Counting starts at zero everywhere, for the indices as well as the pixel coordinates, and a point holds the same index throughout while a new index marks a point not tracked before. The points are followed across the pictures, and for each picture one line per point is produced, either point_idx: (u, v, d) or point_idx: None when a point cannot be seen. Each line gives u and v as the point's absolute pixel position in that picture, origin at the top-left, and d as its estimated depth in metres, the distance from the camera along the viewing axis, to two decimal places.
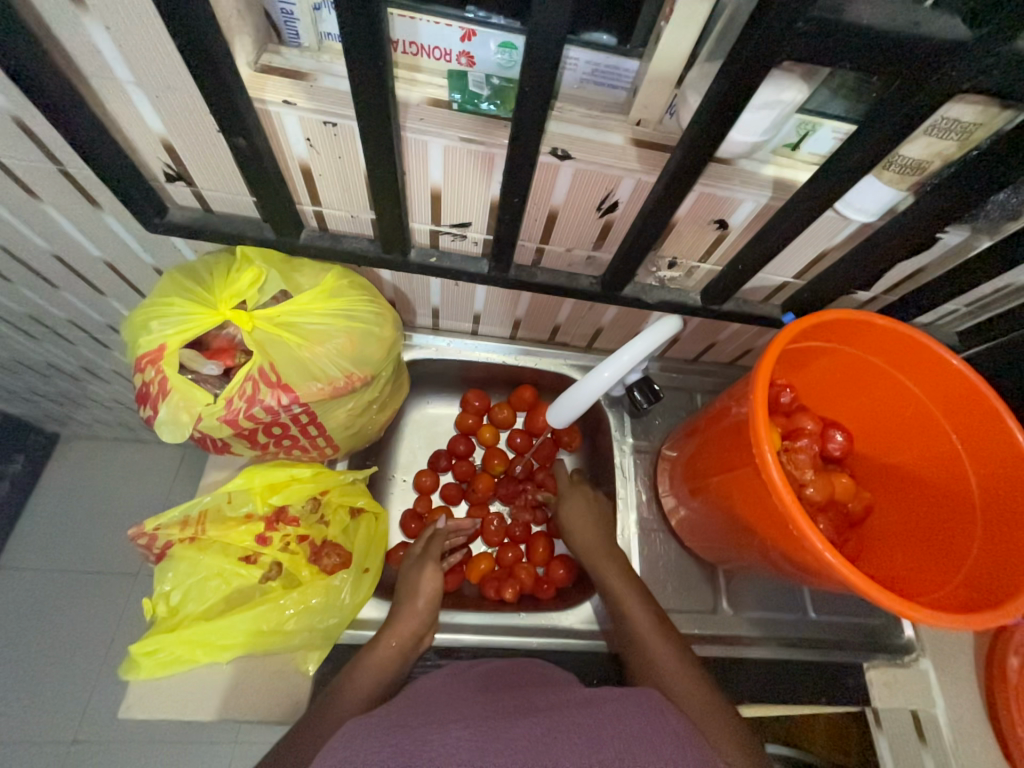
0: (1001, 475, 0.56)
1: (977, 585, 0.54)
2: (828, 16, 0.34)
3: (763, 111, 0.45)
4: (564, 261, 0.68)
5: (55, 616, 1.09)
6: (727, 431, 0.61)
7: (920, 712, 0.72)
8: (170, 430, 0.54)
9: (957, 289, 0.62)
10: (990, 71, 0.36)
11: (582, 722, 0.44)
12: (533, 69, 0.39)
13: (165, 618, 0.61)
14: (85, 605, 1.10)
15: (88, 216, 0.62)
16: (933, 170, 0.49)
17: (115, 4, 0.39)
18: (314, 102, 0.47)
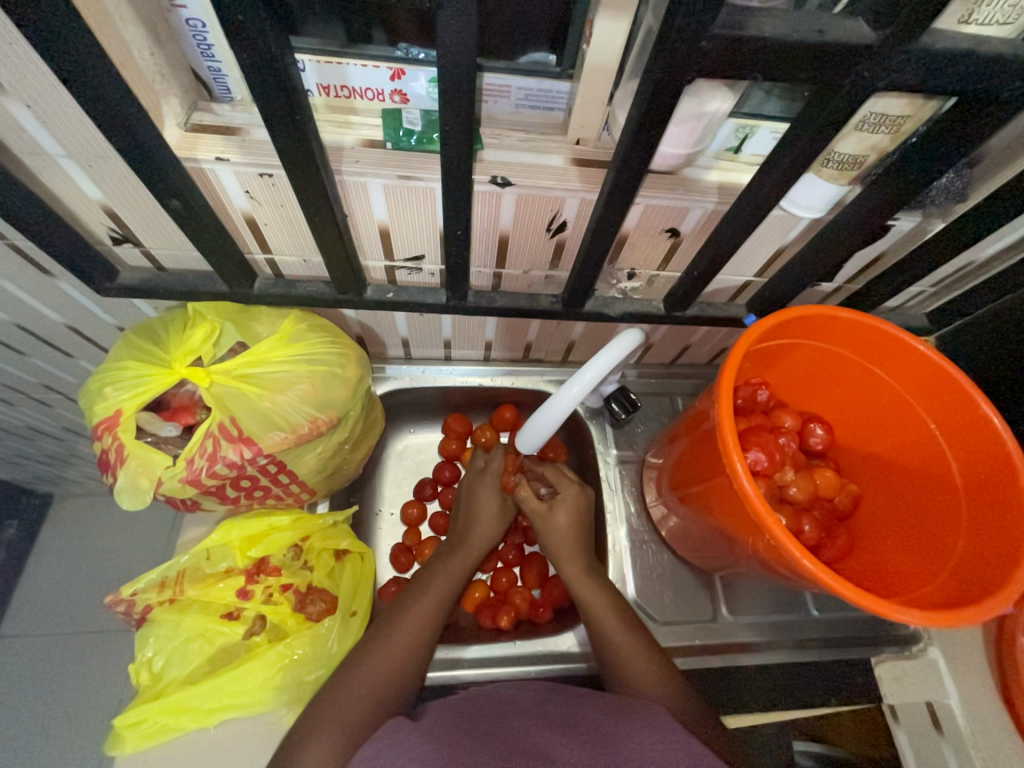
0: (980, 459, 0.55)
1: (967, 574, 0.53)
2: (730, 33, 0.34)
3: (691, 123, 0.45)
4: (524, 281, 0.68)
5: (50, 683, 1.06)
6: (704, 438, 0.60)
7: (935, 705, 0.70)
8: (131, 496, 0.53)
9: (916, 273, 0.61)
10: (899, 67, 0.36)
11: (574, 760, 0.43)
12: (452, 105, 0.40)
13: (148, 685, 0.59)
14: (79, 670, 1.07)
15: (43, 285, 0.62)
16: (871, 163, 0.49)
17: (33, 86, 0.39)
18: (247, 156, 0.47)
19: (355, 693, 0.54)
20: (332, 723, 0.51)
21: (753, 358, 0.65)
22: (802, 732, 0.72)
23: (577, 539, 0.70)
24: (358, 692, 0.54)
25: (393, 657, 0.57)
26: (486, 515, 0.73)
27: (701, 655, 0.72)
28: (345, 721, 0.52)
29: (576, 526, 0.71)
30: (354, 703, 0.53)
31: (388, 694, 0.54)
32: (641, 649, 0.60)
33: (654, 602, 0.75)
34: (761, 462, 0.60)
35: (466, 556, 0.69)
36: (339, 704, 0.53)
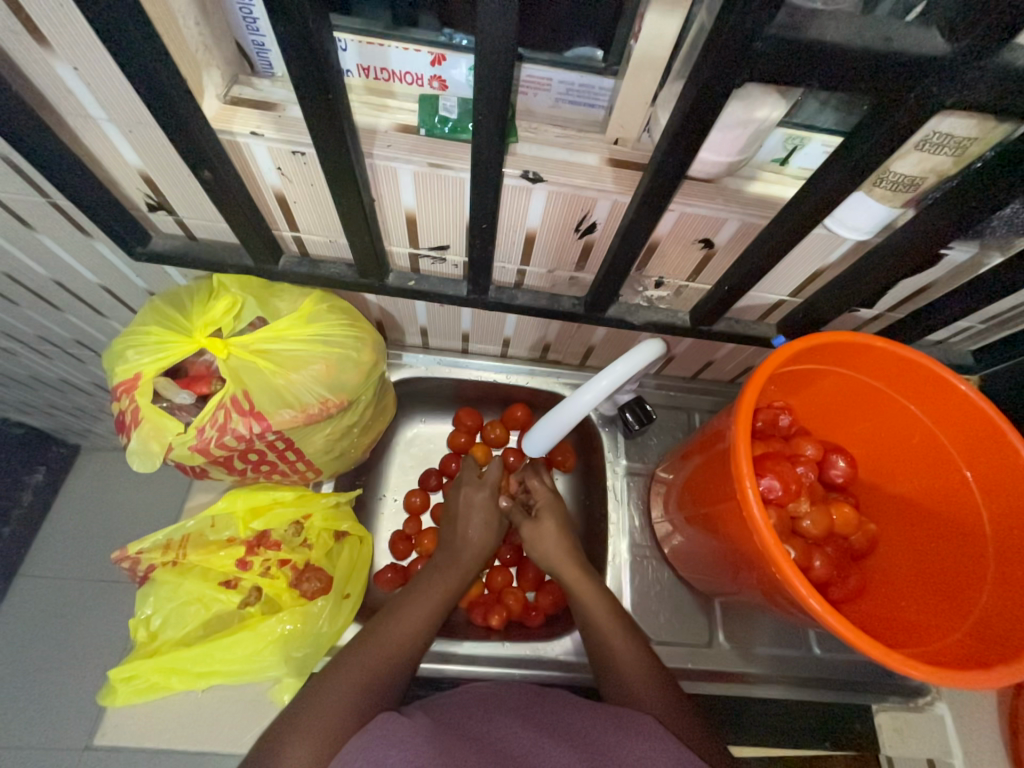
0: (1014, 511, 0.51)
1: (987, 634, 0.50)
2: (786, 36, 0.32)
3: (736, 130, 0.43)
4: (547, 281, 0.67)
5: (59, 626, 1.10)
6: (718, 458, 0.58)
7: (937, 761, 0.68)
8: (141, 459, 0.54)
9: (965, 308, 0.57)
10: (973, 84, 0.34)
11: None
12: (486, 93, 0.39)
13: (144, 643, 0.61)
14: (86, 616, 1.11)
15: (81, 244, 0.63)
16: (928, 186, 0.45)
17: (81, 49, 0.40)
18: (281, 133, 0.47)
19: (348, 683, 0.53)
20: (327, 712, 0.51)
21: (779, 381, 0.62)
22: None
23: (569, 555, 0.69)
24: (349, 681, 0.53)
25: (385, 650, 0.57)
26: (476, 526, 0.72)
27: (693, 679, 0.70)
28: (341, 710, 0.51)
29: (566, 539, 0.70)
30: (347, 692, 0.52)
31: (381, 686, 0.54)
32: (635, 657, 0.59)
33: (649, 620, 0.73)
34: (775, 490, 0.57)
35: (455, 572, 0.68)
36: (333, 692, 0.52)
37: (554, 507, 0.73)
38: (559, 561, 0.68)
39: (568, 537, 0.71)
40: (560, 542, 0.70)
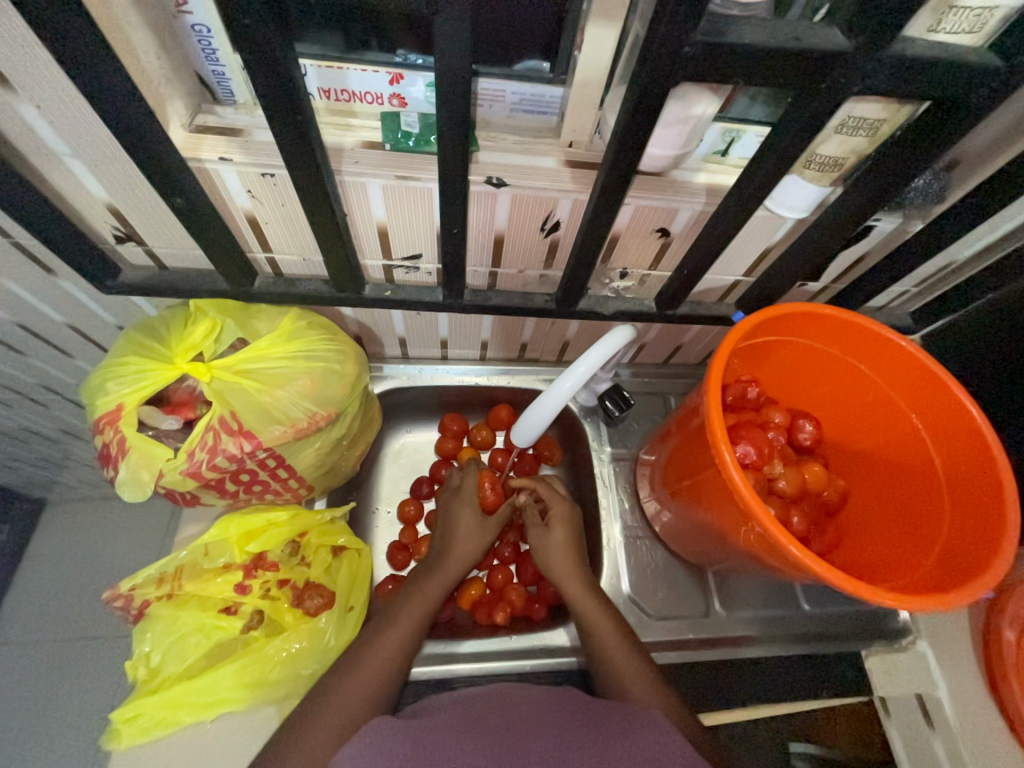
0: (961, 452, 0.57)
1: (950, 563, 0.54)
2: (711, 39, 0.36)
3: (676, 126, 0.47)
4: (519, 281, 0.70)
5: (44, 687, 1.05)
6: (694, 434, 0.62)
7: (925, 696, 0.72)
8: (131, 489, 0.53)
9: (898, 273, 0.63)
10: (875, 73, 0.39)
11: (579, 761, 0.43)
12: (449, 106, 0.41)
13: (145, 680, 0.59)
14: (72, 675, 1.06)
15: (45, 284, 0.62)
16: (850, 165, 0.51)
17: (44, 87, 0.40)
18: (249, 157, 0.49)
19: (345, 696, 0.54)
20: (321, 730, 0.52)
21: (742, 356, 0.66)
22: (797, 736, 0.71)
23: (575, 559, 0.69)
24: (346, 696, 0.54)
25: (380, 661, 0.58)
26: (461, 538, 0.71)
27: (694, 648, 0.73)
28: (334, 722, 0.52)
29: (572, 544, 0.70)
30: (344, 705, 0.54)
31: (373, 700, 0.55)
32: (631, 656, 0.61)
33: (648, 598, 0.76)
34: (749, 455, 0.61)
35: (445, 577, 0.67)
36: (330, 708, 0.53)
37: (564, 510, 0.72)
38: (560, 562, 0.68)
39: (573, 541, 0.70)
40: (562, 552, 0.69)
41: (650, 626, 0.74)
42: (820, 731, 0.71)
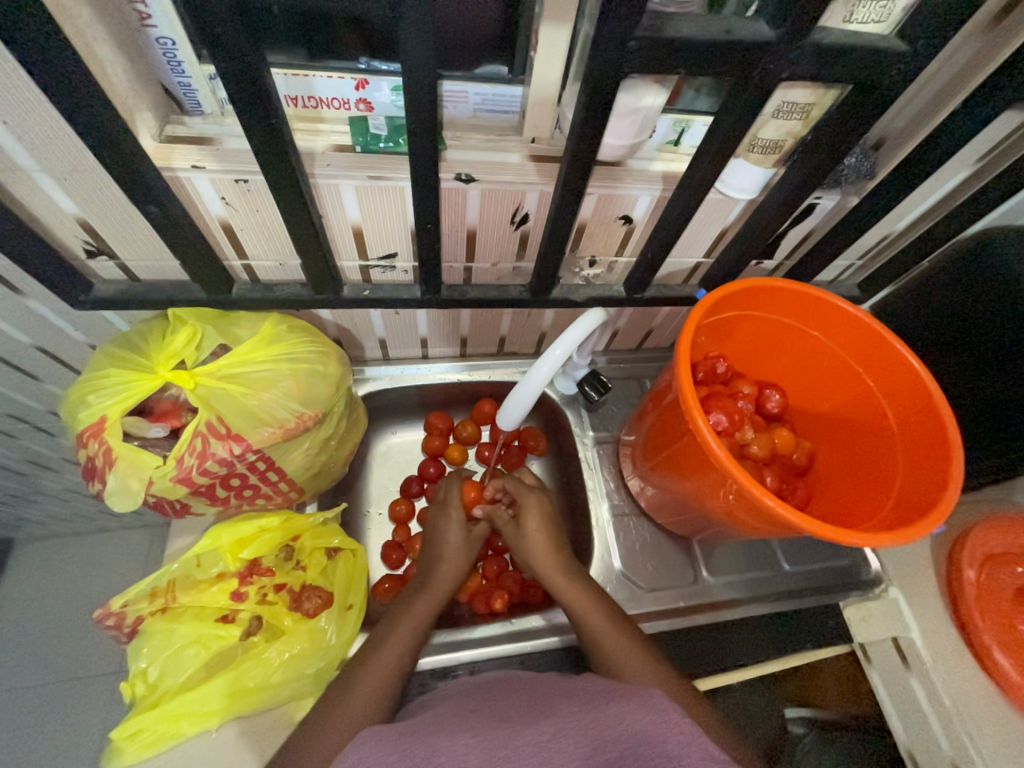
0: (908, 402, 0.62)
1: (906, 504, 0.59)
2: (652, 35, 0.40)
3: (629, 117, 0.51)
4: (493, 274, 0.72)
5: None
6: (670, 408, 0.66)
7: (901, 639, 0.76)
8: (121, 499, 0.54)
9: (842, 246, 0.69)
10: (799, 60, 0.43)
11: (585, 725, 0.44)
12: (417, 106, 0.44)
13: (145, 696, 0.59)
14: None
15: (13, 305, 0.61)
16: (789, 147, 0.55)
17: (12, 101, 0.41)
18: (222, 163, 0.50)
19: (365, 690, 0.55)
20: (344, 722, 0.52)
21: (707, 332, 0.70)
22: (791, 700, 0.76)
23: (555, 549, 0.71)
24: (365, 689, 0.55)
25: (394, 654, 0.59)
26: (450, 550, 0.71)
27: (686, 615, 0.76)
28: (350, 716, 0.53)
29: (549, 533, 0.72)
30: (365, 698, 0.55)
31: (388, 692, 0.56)
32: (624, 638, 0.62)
33: (639, 572, 0.79)
34: (722, 423, 0.65)
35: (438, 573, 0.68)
36: (351, 702, 0.54)
37: (537, 504, 0.74)
38: (545, 559, 0.69)
39: (551, 531, 0.72)
40: (542, 544, 0.71)
41: (643, 598, 0.77)
42: (811, 691, 0.76)
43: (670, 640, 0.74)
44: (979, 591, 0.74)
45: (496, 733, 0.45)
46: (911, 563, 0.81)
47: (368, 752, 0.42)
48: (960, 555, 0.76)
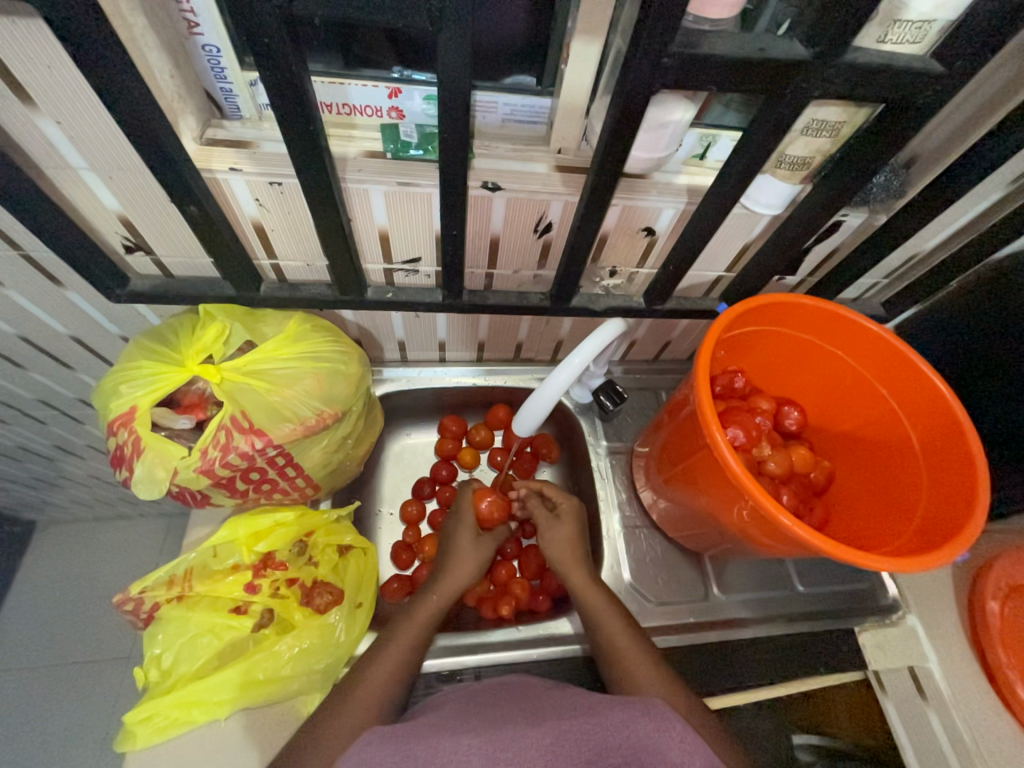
0: (933, 427, 0.61)
1: (928, 531, 0.58)
2: (685, 52, 0.40)
3: (658, 131, 0.51)
4: (514, 282, 0.73)
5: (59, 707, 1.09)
6: (686, 421, 0.65)
7: (917, 668, 0.75)
8: (147, 487, 0.56)
9: (868, 264, 0.68)
10: (834, 79, 0.43)
11: (592, 735, 0.44)
12: (449, 114, 0.44)
13: (158, 682, 0.60)
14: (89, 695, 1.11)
15: (52, 295, 0.63)
16: (817, 163, 0.55)
17: (67, 101, 0.43)
18: (258, 167, 0.52)
19: (377, 680, 0.57)
20: (360, 703, 0.55)
21: (728, 346, 0.69)
22: (801, 726, 0.71)
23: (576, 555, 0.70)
24: (378, 677, 0.57)
25: (407, 647, 0.61)
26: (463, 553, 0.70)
27: (695, 632, 0.75)
28: (357, 714, 0.54)
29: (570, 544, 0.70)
30: (376, 688, 0.56)
31: (396, 686, 0.57)
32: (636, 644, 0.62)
33: (649, 584, 0.78)
34: (739, 438, 0.64)
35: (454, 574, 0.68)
36: (364, 689, 0.56)
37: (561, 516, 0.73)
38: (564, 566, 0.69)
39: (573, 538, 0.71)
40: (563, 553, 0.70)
41: (652, 612, 0.76)
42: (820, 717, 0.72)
43: (677, 656, 0.73)
44: (1004, 625, 0.72)
45: (501, 737, 0.44)
46: (931, 590, 0.80)
47: (369, 754, 0.42)
48: (985, 586, 0.74)
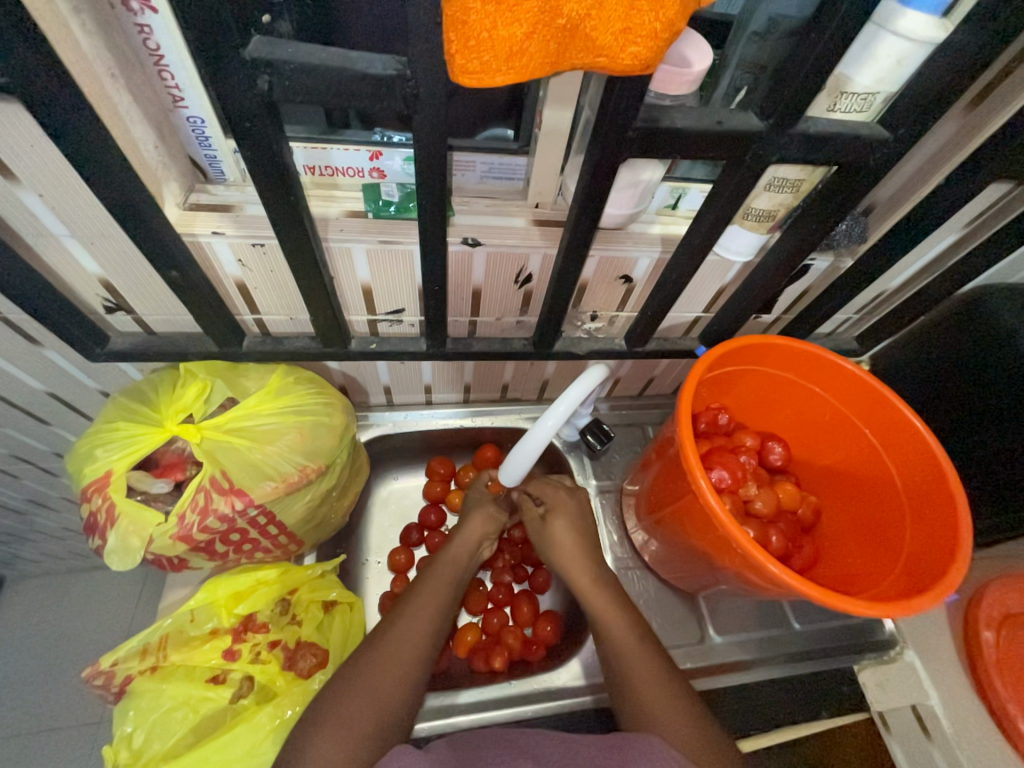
0: (913, 464, 0.62)
1: (914, 569, 0.58)
2: (648, 126, 0.42)
3: (629, 189, 0.54)
4: (497, 328, 0.74)
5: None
6: (672, 462, 0.66)
7: (919, 707, 0.74)
8: (120, 558, 0.54)
9: (838, 304, 0.70)
10: (788, 146, 0.46)
11: None
12: (427, 182, 0.46)
13: (127, 764, 0.57)
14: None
15: (29, 355, 0.63)
16: (782, 215, 0.58)
17: (49, 177, 0.44)
18: (241, 230, 0.52)
19: (380, 689, 0.54)
20: (348, 716, 0.51)
21: (709, 385, 0.70)
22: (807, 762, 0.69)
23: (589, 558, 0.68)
24: (381, 685, 0.54)
25: (413, 652, 0.57)
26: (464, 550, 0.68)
27: (693, 678, 0.74)
28: (356, 721, 0.51)
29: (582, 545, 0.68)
30: (378, 699, 0.53)
31: (401, 697, 0.54)
32: (647, 660, 0.59)
33: None
34: (724, 479, 0.65)
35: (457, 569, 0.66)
36: (364, 695, 0.53)
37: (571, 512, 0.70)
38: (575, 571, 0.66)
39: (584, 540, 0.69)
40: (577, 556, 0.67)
41: None
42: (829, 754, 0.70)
43: None
44: (1002, 656, 0.71)
45: None
46: (926, 623, 0.79)
47: None
48: (977, 614, 0.74)
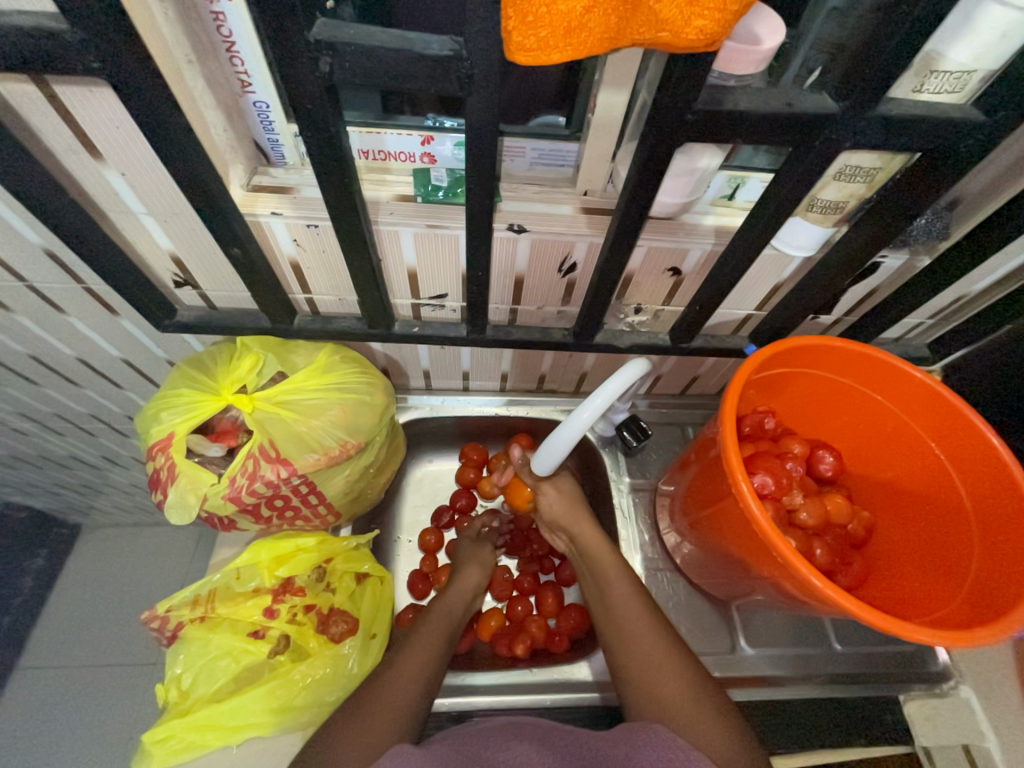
0: (987, 485, 0.56)
1: (981, 600, 0.53)
2: (710, 108, 0.40)
3: (683, 177, 0.52)
4: (537, 317, 0.74)
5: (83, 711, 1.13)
6: (712, 464, 0.63)
7: (972, 746, 0.69)
8: (177, 512, 0.59)
9: (908, 307, 0.65)
10: (865, 130, 0.42)
11: None
12: (477, 165, 0.46)
13: (176, 702, 0.62)
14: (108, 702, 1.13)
15: (108, 323, 0.68)
16: (852, 207, 0.54)
17: (131, 156, 0.47)
18: (298, 211, 0.55)
19: (397, 694, 0.55)
20: (370, 720, 0.52)
21: (758, 386, 0.67)
22: None
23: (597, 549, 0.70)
24: (396, 692, 0.55)
25: (422, 666, 0.59)
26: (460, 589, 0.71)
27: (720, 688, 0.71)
28: (376, 724, 0.52)
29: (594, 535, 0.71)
30: (394, 705, 0.54)
31: (418, 705, 0.55)
32: (661, 649, 0.58)
33: None
34: (767, 486, 0.62)
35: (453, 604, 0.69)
36: (381, 700, 0.54)
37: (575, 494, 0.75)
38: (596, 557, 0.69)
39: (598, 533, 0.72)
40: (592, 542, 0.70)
41: None
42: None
43: None
44: None
45: None
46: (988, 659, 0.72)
47: None
48: None
